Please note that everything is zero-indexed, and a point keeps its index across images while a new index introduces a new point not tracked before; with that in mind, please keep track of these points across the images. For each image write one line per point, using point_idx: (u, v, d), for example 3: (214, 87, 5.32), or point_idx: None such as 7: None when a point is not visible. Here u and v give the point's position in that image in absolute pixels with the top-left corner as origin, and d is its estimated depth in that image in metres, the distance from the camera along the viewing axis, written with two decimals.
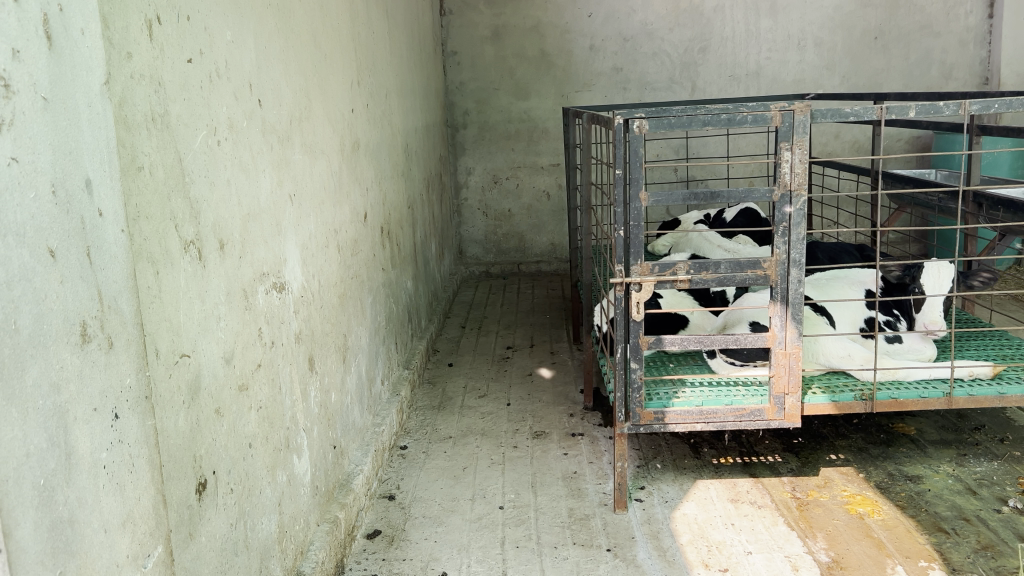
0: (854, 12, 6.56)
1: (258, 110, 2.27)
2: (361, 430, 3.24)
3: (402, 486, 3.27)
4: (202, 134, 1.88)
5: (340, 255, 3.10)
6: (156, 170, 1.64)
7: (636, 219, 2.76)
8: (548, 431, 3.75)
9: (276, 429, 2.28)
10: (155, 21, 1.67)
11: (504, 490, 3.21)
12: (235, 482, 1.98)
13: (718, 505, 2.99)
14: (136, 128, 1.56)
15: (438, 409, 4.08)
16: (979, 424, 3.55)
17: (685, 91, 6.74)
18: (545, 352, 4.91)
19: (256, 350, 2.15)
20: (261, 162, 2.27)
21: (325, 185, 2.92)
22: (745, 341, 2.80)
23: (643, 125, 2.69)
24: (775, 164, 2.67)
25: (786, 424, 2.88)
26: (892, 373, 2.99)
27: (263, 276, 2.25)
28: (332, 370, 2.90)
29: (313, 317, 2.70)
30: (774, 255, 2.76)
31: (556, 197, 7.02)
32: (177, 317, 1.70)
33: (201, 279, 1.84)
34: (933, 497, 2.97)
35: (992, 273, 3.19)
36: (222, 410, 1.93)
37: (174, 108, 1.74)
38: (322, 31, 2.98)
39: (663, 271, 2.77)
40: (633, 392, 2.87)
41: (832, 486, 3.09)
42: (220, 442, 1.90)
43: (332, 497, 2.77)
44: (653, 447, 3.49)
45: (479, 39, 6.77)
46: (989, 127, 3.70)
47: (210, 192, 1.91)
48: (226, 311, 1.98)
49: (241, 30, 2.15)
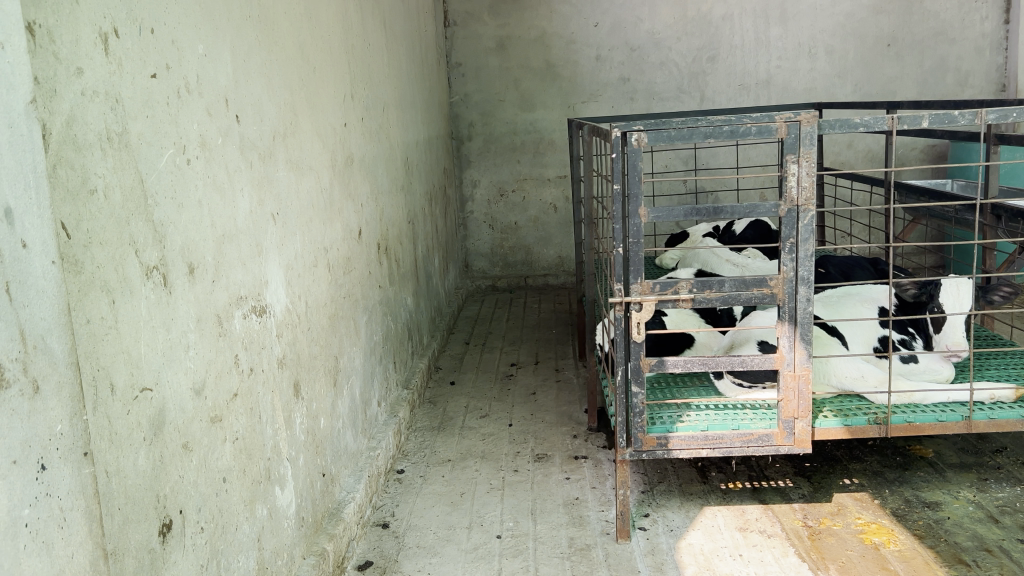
0: (867, 20, 6.43)
1: (235, 126, 2.17)
2: (354, 454, 3.13)
3: (397, 513, 3.15)
4: (168, 152, 1.78)
5: (331, 274, 3.00)
6: (112, 193, 1.55)
7: (636, 236, 2.64)
8: (550, 454, 3.62)
9: (255, 460, 2.17)
10: (112, 34, 1.57)
11: (502, 517, 3.08)
12: (207, 521, 1.86)
13: (726, 535, 2.85)
14: (88, 148, 1.47)
15: (438, 431, 3.96)
16: (1001, 446, 3.39)
17: (694, 101, 6.63)
18: (549, 370, 4.79)
19: (232, 379, 2.04)
20: (238, 181, 2.16)
21: (313, 202, 2.81)
22: (752, 363, 2.66)
23: (641, 138, 2.57)
24: (782, 178, 2.55)
25: (795, 450, 2.74)
26: (908, 396, 2.86)
27: (241, 299, 2.14)
28: (321, 394, 2.79)
29: (299, 340, 2.59)
30: (781, 272, 2.63)
31: (563, 210, 6.91)
32: (136, 348, 1.60)
33: (167, 306, 1.74)
34: (952, 525, 2.82)
35: (1014, 287, 3.03)
36: (191, 444, 1.82)
37: (135, 126, 1.64)
38: (311, 44, 2.89)
39: (665, 290, 2.65)
40: (634, 417, 2.74)
41: (846, 513, 2.95)
42: (190, 479, 1.80)
43: (320, 528, 2.65)
44: (659, 471, 3.36)
45: (484, 50, 6.68)
46: (1008, 135, 3.56)
47: (178, 214, 1.81)
48: (196, 339, 1.87)
49: (215, 43, 2.06)
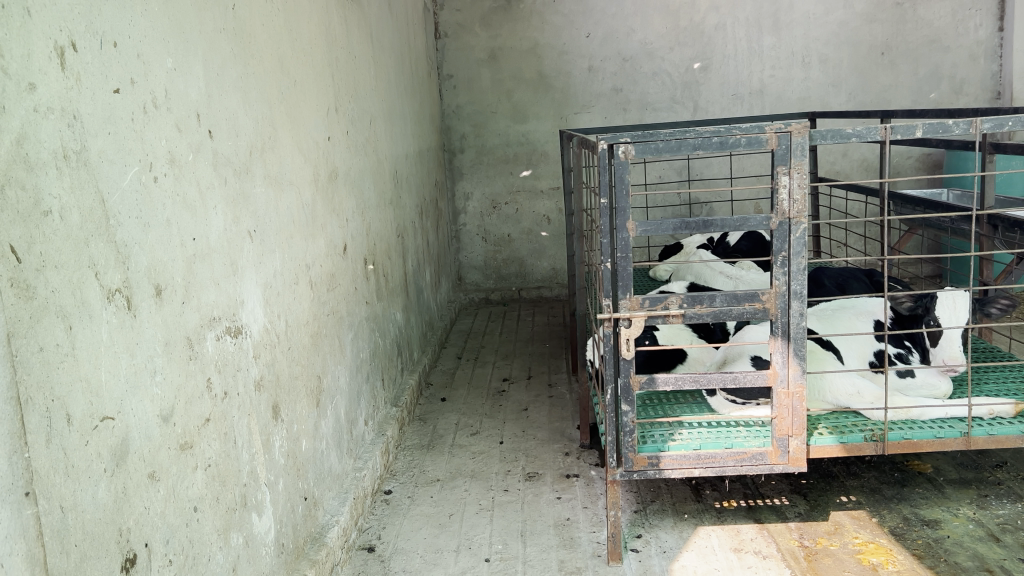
0: (860, 28, 6.39)
1: (208, 141, 2.10)
2: (338, 476, 3.06)
3: (383, 536, 3.07)
4: (134, 170, 1.71)
5: (314, 291, 2.93)
6: (69, 214, 1.48)
7: (624, 250, 2.57)
8: (541, 473, 3.55)
9: (229, 487, 2.09)
10: (69, 47, 1.51)
11: (491, 540, 3.00)
12: (175, 553, 1.79)
13: (720, 556, 2.78)
14: (42, 167, 1.41)
15: (427, 449, 3.88)
16: (1001, 460, 3.32)
17: (687, 111, 6.58)
18: (542, 385, 4.72)
19: (203, 404, 1.97)
20: (211, 198, 2.09)
21: (293, 218, 2.75)
22: (744, 380, 2.59)
23: (628, 150, 2.51)
24: (773, 190, 2.49)
25: (790, 469, 2.66)
26: (905, 412, 2.79)
27: (213, 321, 2.07)
28: (304, 415, 2.72)
29: (279, 361, 2.53)
30: (773, 286, 2.56)
31: (557, 222, 6.85)
32: (96, 375, 1.53)
33: (131, 329, 1.66)
34: (952, 544, 2.75)
35: (1011, 299, 2.95)
36: (158, 474, 1.74)
37: (94, 144, 1.57)
38: (291, 57, 2.84)
39: (654, 305, 2.58)
40: (625, 436, 2.66)
41: (844, 533, 2.87)
42: (156, 510, 1.72)
43: (302, 554, 2.58)
44: (652, 489, 3.29)
45: (475, 62, 6.64)
46: (1000, 144, 3.49)
47: (144, 234, 1.74)
48: (164, 364, 1.80)
49: (186, 57, 1.99)
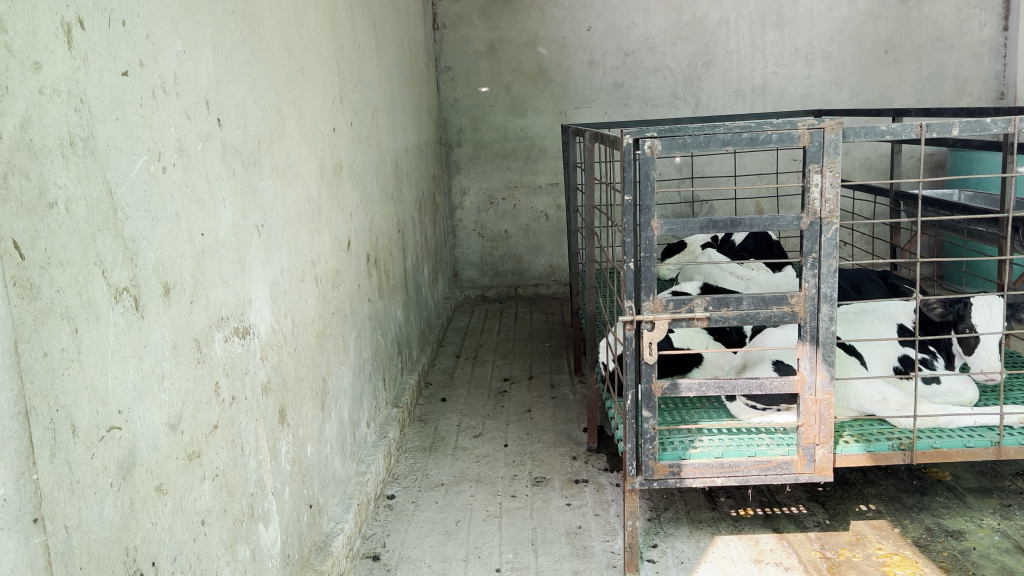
0: (864, 25, 6.31)
1: (217, 130, 1.98)
2: (342, 482, 2.93)
3: (388, 544, 2.96)
4: (142, 159, 1.58)
5: (319, 289, 2.80)
6: (75, 206, 1.35)
7: (648, 249, 2.45)
8: (549, 478, 3.44)
9: (237, 497, 1.97)
10: (76, 24, 1.38)
11: (501, 549, 2.89)
12: (182, 570, 1.67)
13: (740, 568, 2.68)
14: (47, 155, 1.28)
15: (429, 452, 3.77)
16: (1020, 468, 3.25)
17: (689, 107, 6.48)
18: (545, 385, 4.62)
19: (211, 410, 1.85)
20: (219, 190, 1.97)
21: (300, 212, 2.62)
22: (770, 386, 2.50)
23: (655, 145, 2.39)
24: (805, 189, 2.38)
25: (816, 478, 2.57)
26: (932, 420, 2.70)
27: (221, 321, 1.94)
28: (309, 418, 2.60)
29: (285, 362, 2.40)
30: (802, 289, 2.46)
31: (555, 218, 6.74)
32: (103, 383, 1.40)
33: (139, 331, 1.54)
34: (980, 557, 2.66)
35: None
36: (166, 486, 1.62)
37: (102, 130, 1.44)
38: (298, 44, 2.71)
39: (679, 307, 2.47)
40: (645, 443, 2.56)
41: (866, 544, 2.78)
42: (164, 525, 1.60)
43: (307, 564, 2.46)
44: (665, 496, 3.19)
45: (474, 54, 6.50)
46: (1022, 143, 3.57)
47: (152, 229, 1.62)
48: (172, 368, 1.68)
49: (195, 39, 1.87)
